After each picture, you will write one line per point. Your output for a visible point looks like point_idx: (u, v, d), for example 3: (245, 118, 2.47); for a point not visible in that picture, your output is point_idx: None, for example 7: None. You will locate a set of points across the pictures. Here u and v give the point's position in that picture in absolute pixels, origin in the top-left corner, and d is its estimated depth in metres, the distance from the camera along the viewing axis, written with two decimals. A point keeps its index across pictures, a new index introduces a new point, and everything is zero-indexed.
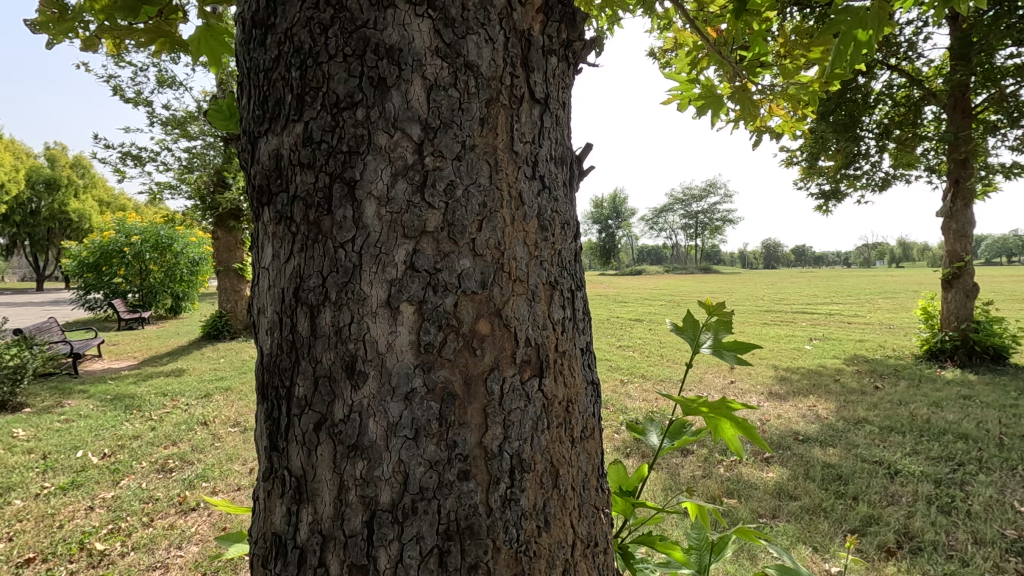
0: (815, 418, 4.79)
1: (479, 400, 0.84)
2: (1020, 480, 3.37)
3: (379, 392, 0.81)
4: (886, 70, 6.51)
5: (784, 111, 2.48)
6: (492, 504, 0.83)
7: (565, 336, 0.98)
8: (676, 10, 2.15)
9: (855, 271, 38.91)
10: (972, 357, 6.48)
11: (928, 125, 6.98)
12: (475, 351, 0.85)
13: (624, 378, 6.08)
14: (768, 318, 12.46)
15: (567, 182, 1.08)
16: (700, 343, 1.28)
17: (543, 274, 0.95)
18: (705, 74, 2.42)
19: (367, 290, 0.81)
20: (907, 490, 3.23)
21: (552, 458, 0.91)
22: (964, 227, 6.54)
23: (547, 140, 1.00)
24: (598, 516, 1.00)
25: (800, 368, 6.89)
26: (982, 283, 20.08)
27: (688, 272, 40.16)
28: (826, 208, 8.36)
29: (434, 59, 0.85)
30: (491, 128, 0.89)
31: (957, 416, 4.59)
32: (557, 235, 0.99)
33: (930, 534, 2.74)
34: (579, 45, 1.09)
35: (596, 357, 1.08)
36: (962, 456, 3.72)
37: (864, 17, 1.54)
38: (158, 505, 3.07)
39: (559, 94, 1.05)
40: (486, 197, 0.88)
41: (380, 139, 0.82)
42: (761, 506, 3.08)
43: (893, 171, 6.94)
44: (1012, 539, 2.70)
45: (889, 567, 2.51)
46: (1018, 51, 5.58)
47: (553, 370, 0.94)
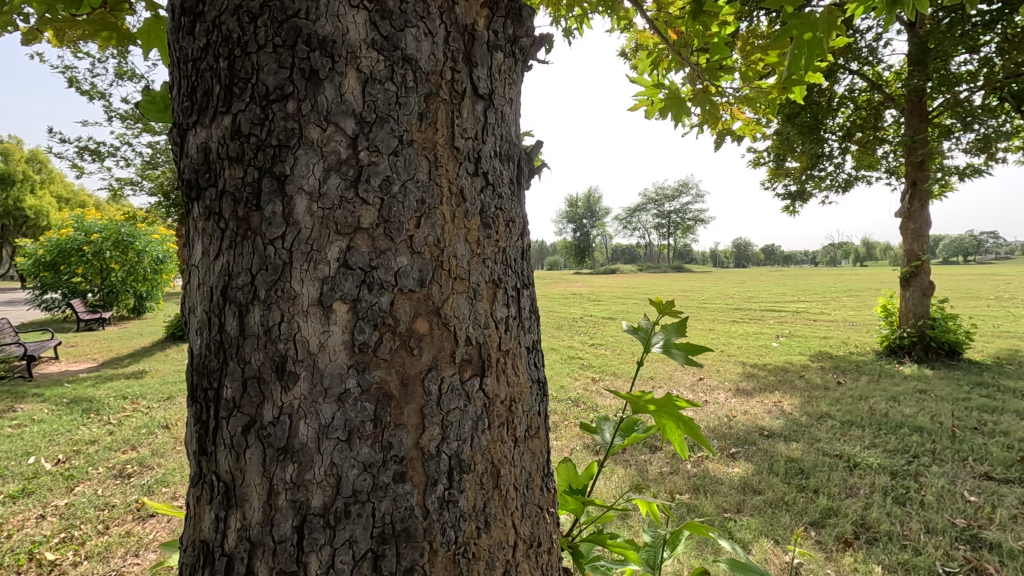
0: (780, 413, 4.90)
1: (416, 400, 0.83)
2: (971, 470, 3.51)
3: (310, 393, 0.78)
4: (849, 74, 6.71)
5: (745, 115, 2.54)
6: (429, 505, 0.82)
7: (509, 335, 0.97)
8: (638, 11, 2.16)
9: (821, 270, 39.91)
10: (928, 352, 6.72)
11: (889, 128, 7.20)
12: (412, 350, 0.83)
13: (596, 375, 6.13)
14: (737, 316, 12.73)
15: (513, 180, 1.07)
16: (652, 342, 1.28)
17: (486, 272, 0.94)
18: (669, 76, 2.45)
19: (297, 288, 0.79)
20: (865, 482, 3.33)
21: (493, 458, 0.90)
22: (921, 227, 6.77)
23: (491, 137, 0.99)
24: (541, 515, 1.00)
25: (766, 365, 7.02)
26: (939, 283, 20.62)
27: (661, 271, 40.64)
28: (793, 208, 8.57)
29: (370, 51, 0.83)
30: (431, 123, 0.88)
31: (913, 409, 4.75)
32: (501, 232, 0.98)
33: (885, 525, 2.83)
34: (527, 41, 1.09)
35: (542, 355, 1.08)
36: (917, 449, 3.85)
37: (817, 23, 1.58)
38: (115, 512, 2.97)
39: (505, 89, 1.04)
40: (424, 193, 0.86)
41: (312, 133, 0.80)
42: (726, 501, 3.13)
43: (855, 172, 7.17)
44: (963, 527, 2.80)
45: (846, 558, 2.59)
46: (970, 58, 5.83)
47: (495, 369, 0.92)
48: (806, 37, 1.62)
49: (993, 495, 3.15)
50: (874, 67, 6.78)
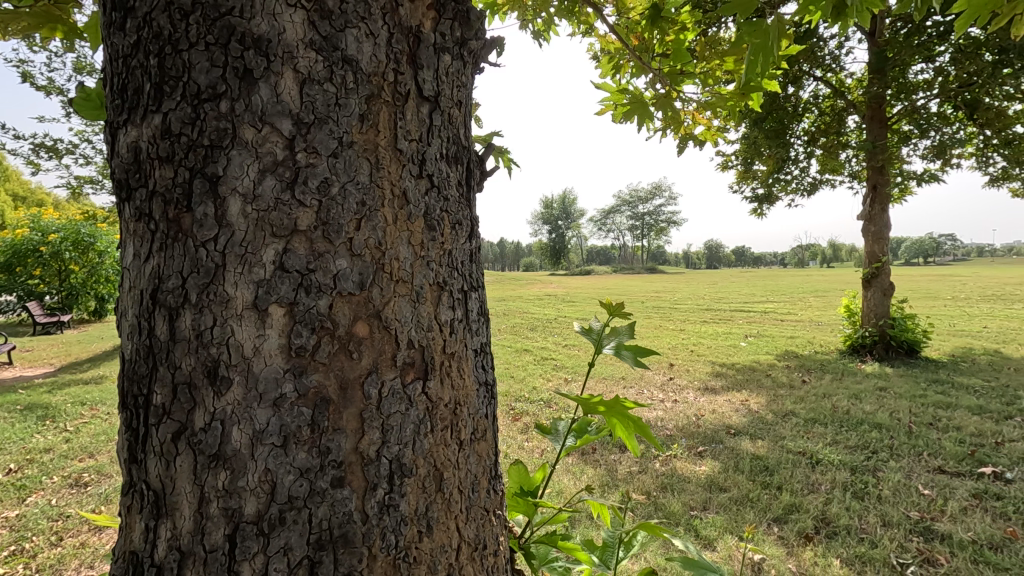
0: (746, 411, 4.99)
1: (356, 404, 0.82)
2: (926, 464, 3.63)
3: (244, 397, 0.77)
4: (813, 81, 6.90)
5: (706, 120, 2.59)
6: (369, 511, 0.82)
7: (454, 337, 0.97)
8: (599, 17, 2.19)
9: (790, 272, 40.90)
10: (889, 351, 6.94)
11: (851, 133, 7.40)
12: (351, 353, 0.83)
13: (568, 376, 6.17)
14: (707, 317, 12.97)
15: (461, 182, 1.07)
16: (603, 344, 1.30)
17: (430, 274, 0.94)
18: (633, 80, 2.49)
19: (231, 291, 0.77)
20: (826, 478, 3.42)
21: (435, 461, 0.90)
22: (882, 229, 7.00)
23: (437, 139, 0.99)
24: (487, 518, 1.00)
25: (735, 364, 7.16)
26: (899, 283, 21.30)
27: (635, 272, 41.15)
28: (760, 210, 8.78)
29: (308, 51, 0.82)
30: (372, 125, 0.87)
31: (873, 407, 4.90)
32: (446, 235, 0.98)
33: (844, 520, 2.91)
34: (476, 43, 1.10)
35: (490, 357, 1.09)
36: (876, 445, 3.98)
37: (768, 30, 1.62)
38: (69, 522, 2.87)
39: (452, 92, 1.04)
40: (365, 195, 0.86)
41: (246, 133, 0.78)
42: (692, 499, 3.18)
43: (820, 176, 7.38)
44: (916, 520, 2.90)
45: (806, 552, 2.65)
46: (927, 67, 6.06)
47: (439, 372, 0.93)
48: (759, 43, 1.65)
49: (945, 489, 3.26)
50: (837, 74, 6.99)
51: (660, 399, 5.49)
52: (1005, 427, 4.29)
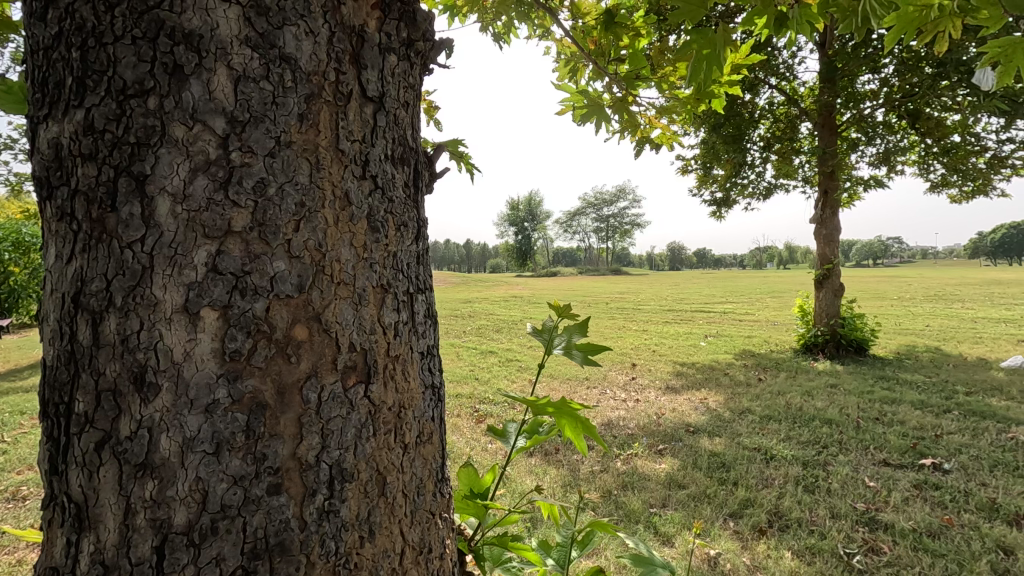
0: (705, 409, 5.12)
1: (294, 409, 0.81)
2: (872, 457, 3.80)
3: (173, 404, 0.74)
4: (768, 88, 7.13)
5: (663, 124, 2.65)
6: (307, 517, 0.81)
7: (399, 340, 0.97)
8: (555, 21, 2.21)
9: (748, 274, 42.11)
10: (839, 349, 7.22)
11: (805, 140, 7.68)
12: (289, 358, 0.81)
13: (533, 377, 6.20)
14: (670, 317, 13.23)
15: (407, 183, 1.06)
16: (554, 344, 1.30)
17: (373, 277, 0.93)
18: (591, 82, 2.52)
19: (159, 294, 0.74)
20: (779, 473, 3.53)
21: (378, 465, 0.90)
22: (832, 232, 7.28)
23: (382, 139, 0.98)
24: (432, 521, 1.00)
25: (695, 363, 7.33)
26: (850, 284, 22.18)
27: (600, 274, 41.65)
28: (720, 213, 9.03)
29: (243, 48, 0.80)
30: (312, 125, 0.86)
31: (824, 403, 5.10)
32: (391, 237, 0.98)
33: (795, 513, 3.01)
34: (423, 45, 1.10)
35: (438, 360, 1.09)
36: (826, 439, 4.13)
37: (714, 39, 1.66)
38: (5, 539, 2.71)
39: (399, 93, 1.03)
40: (304, 196, 0.84)
41: (176, 132, 0.76)
42: (652, 496, 3.24)
43: (775, 180, 7.63)
44: (862, 511, 3.03)
45: (760, 545, 2.73)
46: (873, 77, 6.35)
47: (382, 375, 0.92)
48: (705, 52, 1.70)
49: (889, 480, 3.42)
50: (791, 83, 7.24)
51: (623, 399, 5.57)
52: (944, 420, 4.53)
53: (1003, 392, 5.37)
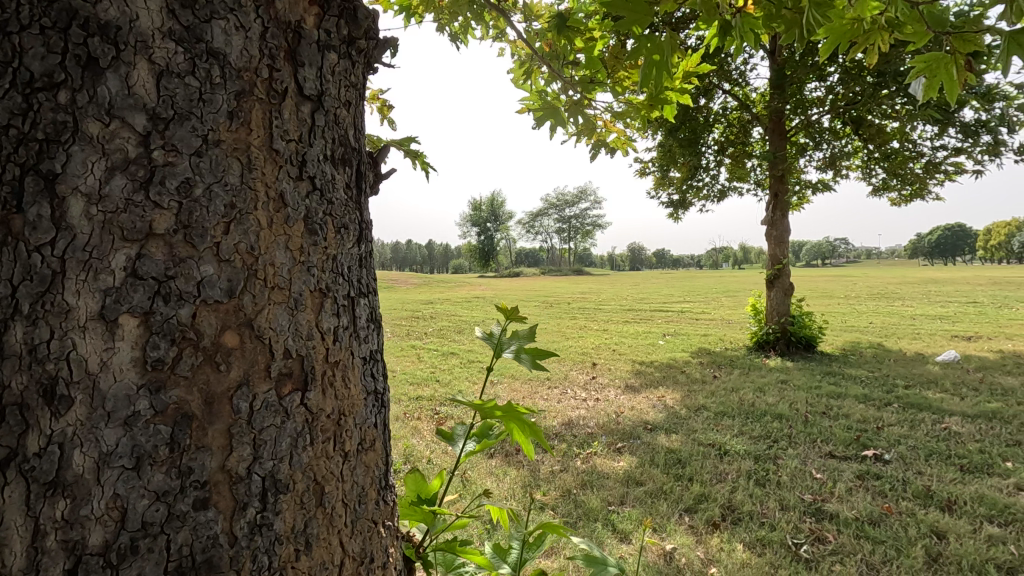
0: (663, 407, 5.22)
1: (223, 419, 0.78)
2: (819, 450, 3.95)
3: (88, 417, 0.69)
4: (722, 93, 7.33)
5: (620, 128, 2.68)
6: (237, 532, 0.78)
7: (338, 345, 0.95)
8: (509, 24, 2.20)
9: (705, 274, 43.25)
10: (789, 346, 7.49)
11: (756, 144, 7.93)
12: (218, 366, 0.78)
13: (494, 379, 6.19)
14: (630, 317, 13.45)
15: (349, 184, 1.04)
16: (503, 347, 1.30)
17: (311, 280, 0.91)
18: (547, 84, 2.52)
19: (72, 301, 0.69)
20: (732, 468, 3.63)
21: (315, 475, 0.88)
22: (782, 233, 7.54)
23: (321, 139, 0.96)
24: (374, 530, 0.99)
25: (653, 362, 7.47)
26: (800, 283, 23.04)
27: (562, 274, 42.03)
28: (676, 215, 9.24)
29: (165, 42, 0.76)
30: (243, 123, 0.83)
31: (775, 398, 5.28)
32: (330, 239, 0.95)
33: (747, 506, 3.10)
34: (365, 44, 1.08)
35: (380, 365, 1.07)
36: (776, 434, 4.28)
37: (662, 45, 1.68)
38: None
39: (339, 92, 1.01)
40: (235, 197, 0.81)
41: (91, 127, 0.71)
42: (610, 494, 3.27)
43: (728, 183, 7.86)
44: (809, 502, 3.14)
45: (713, 539, 2.80)
46: (820, 85, 6.61)
47: (320, 382, 0.90)
48: (654, 57, 1.71)
49: (834, 472, 3.56)
50: (743, 88, 7.47)
51: (583, 398, 5.62)
52: (885, 413, 4.75)
53: (938, 385, 5.68)
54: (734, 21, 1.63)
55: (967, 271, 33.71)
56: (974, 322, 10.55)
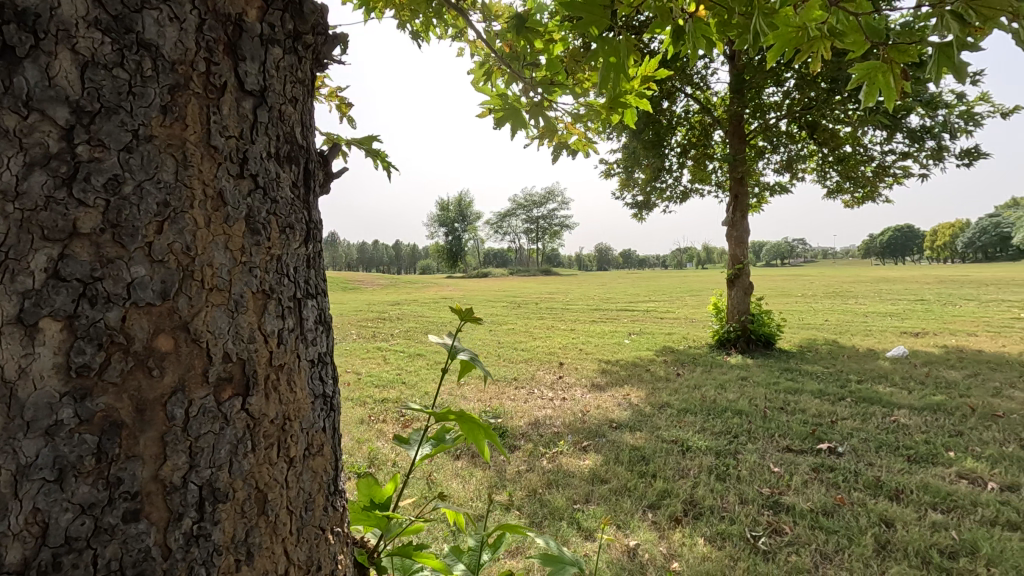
0: (627, 405, 5.29)
1: (156, 427, 0.74)
2: (776, 444, 4.07)
3: (5, 428, 0.65)
4: (684, 96, 7.48)
5: (580, 130, 2.70)
6: (172, 544, 0.75)
7: (283, 348, 0.92)
8: (468, 24, 2.18)
9: (670, 274, 44.07)
10: (749, 343, 7.69)
11: (717, 147, 8.12)
12: (150, 371, 0.74)
13: (460, 381, 6.16)
14: (596, 316, 13.60)
15: (296, 182, 1.01)
16: (458, 350, 1.28)
17: (253, 282, 0.88)
18: (506, 85, 2.52)
19: None
20: (694, 463, 3.70)
21: (257, 482, 0.85)
22: (742, 234, 7.73)
23: (264, 136, 0.93)
24: (321, 538, 0.97)
25: (619, 360, 7.56)
26: (759, 283, 23.69)
27: (530, 274, 42.21)
28: (641, 216, 9.38)
29: (90, 31, 0.72)
30: (178, 118, 0.79)
31: (735, 394, 5.41)
32: (275, 239, 0.92)
33: (708, 501, 3.16)
34: (313, 39, 1.05)
35: (329, 368, 1.05)
36: (737, 429, 4.39)
37: (618, 48, 1.69)
38: None
39: (284, 87, 0.98)
40: (169, 195, 0.78)
41: (6, 120, 0.66)
42: (576, 493, 3.29)
43: (690, 184, 8.03)
44: (767, 495, 3.23)
45: (675, 534, 2.84)
46: (777, 89, 6.82)
47: (263, 387, 0.87)
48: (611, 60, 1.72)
49: (791, 465, 3.67)
50: (704, 92, 7.64)
51: (549, 398, 5.65)
52: (839, 407, 4.93)
53: (888, 379, 5.92)
54: (687, 26, 1.67)
55: (915, 270, 35.32)
56: (921, 318, 11.06)
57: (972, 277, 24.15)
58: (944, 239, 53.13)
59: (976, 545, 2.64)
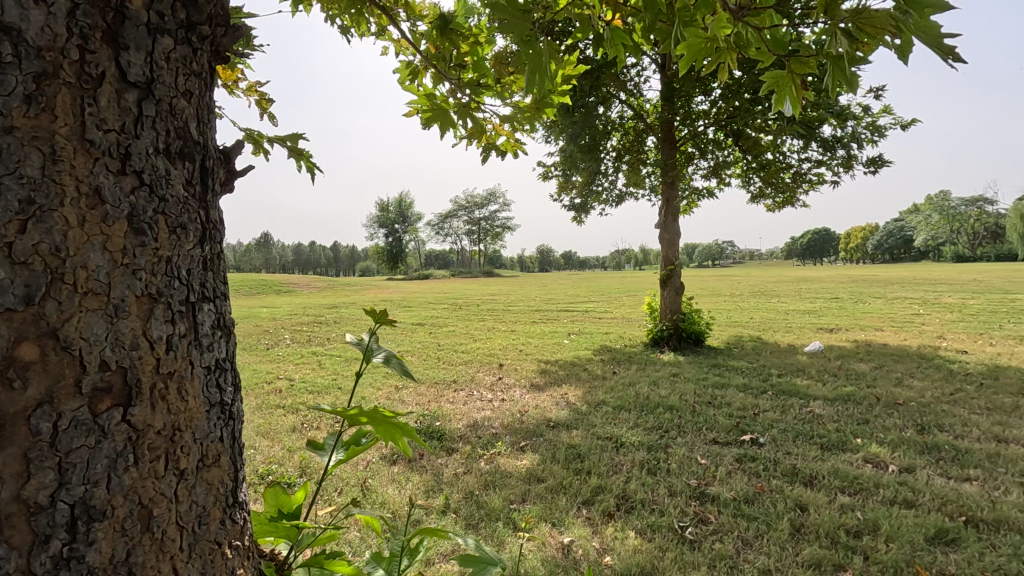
0: (565, 404, 5.37)
1: (18, 443, 0.68)
2: (704, 437, 4.26)
3: None
4: (619, 102, 7.70)
5: (509, 132, 2.72)
6: (36, 569, 0.70)
7: (173, 355, 0.87)
8: (392, 22, 2.13)
9: (609, 275, 45.15)
10: (681, 341, 8.00)
11: (650, 152, 8.39)
12: (11, 383, 0.68)
13: (399, 384, 6.06)
14: (536, 317, 13.75)
15: (191, 180, 0.96)
16: (373, 353, 1.26)
17: (137, 285, 0.83)
18: (434, 85, 2.50)
19: None
20: (627, 459, 3.81)
21: (141, 498, 0.81)
22: (674, 236, 8.02)
23: (152, 130, 0.88)
24: (217, 553, 0.94)
25: (558, 360, 7.68)
26: (691, 283, 24.67)
27: (472, 276, 42.14)
28: (578, 218, 9.57)
29: None
30: (45, 110, 0.74)
31: (667, 390, 5.62)
32: (164, 240, 0.88)
33: (639, 494, 3.26)
34: (210, 31, 1.00)
35: (229, 375, 1.01)
36: (668, 424, 4.55)
37: (541, 52, 1.68)
38: None
39: (176, 78, 0.93)
40: (34, 191, 0.72)
41: None
42: (512, 493, 3.31)
43: (625, 188, 8.27)
44: (694, 486, 3.37)
45: (607, 528, 2.91)
46: (705, 99, 7.14)
47: (148, 397, 0.82)
48: (533, 64, 1.71)
49: (717, 457, 3.84)
50: (638, 99, 7.89)
51: (489, 400, 5.65)
52: (762, 400, 5.21)
53: (805, 373, 6.33)
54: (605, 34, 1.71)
55: (831, 270, 37.99)
56: (835, 315, 11.87)
57: (879, 275, 26.21)
58: (856, 241, 57.41)
59: (877, 524, 2.86)
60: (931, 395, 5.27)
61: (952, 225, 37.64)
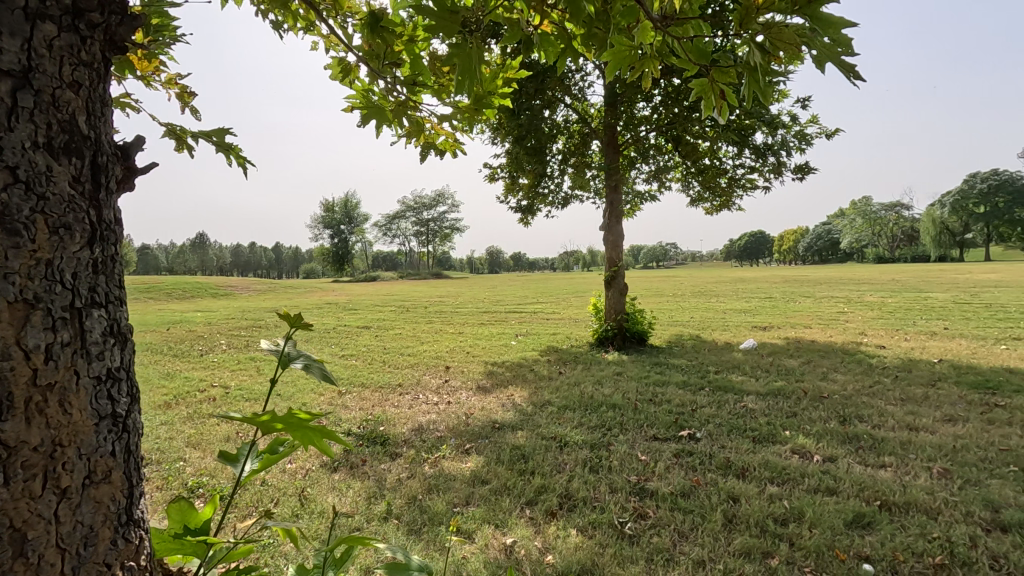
0: (511, 405, 5.39)
1: None
2: (645, 433, 4.37)
3: None
4: (564, 106, 7.80)
5: (446, 131, 2.71)
6: None
7: (53, 366, 0.81)
8: (320, 17, 2.07)
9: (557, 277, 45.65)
10: (625, 341, 8.17)
11: (594, 155, 8.54)
12: None
13: (342, 389, 5.90)
14: (484, 318, 13.73)
15: (79, 178, 0.90)
16: (290, 358, 1.19)
17: (10, 290, 0.76)
18: (370, 83, 2.45)
19: None
20: (571, 458, 3.86)
21: (13, 520, 0.75)
22: (617, 238, 8.19)
23: (29, 122, 0.81)
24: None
25: (505, 362, 7.69)
26: (635, 283, 25.31)
27: (420, 279, 41.64)
28: (525, 220, 9.63)
29: None
30: None
31: (611, 389, 5.73)
32: (42, 242, 0.81)
33: (581, 493, 3.30)
34: (102, 18, 0.94)
35: (123, 386, 0.95)
36: (611, 422, 4.65)
37: (470, 53, 1.65)
38: None
39: (61, 67, 0.86)
40: None
41: None
42: (456, 496, 3.28)
43: (570, 190, 8.39)
44: (634, 482, 3.45)
45: (550, 527, 2.93)
46: (646, 105, 7.34)
47: (23, 410, 0.77)
48: (462, 66, 1.68)
49: (656, 452, 3.95)
50: (582, 103, 8.02)
51: (435, 402, 5.59)
52: (700, 396, 5.40)
53: (740, 369, 6.61)
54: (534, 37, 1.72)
55: (766, 270, 39.87)
56: (769, 313, 12.47)
57: (809, 276, 27.71)
58: (789, 243, 60.57)
59: (802, 511, 3.01)
60: (852, 388, 5.62)
61: (874, 229, 40.32)
